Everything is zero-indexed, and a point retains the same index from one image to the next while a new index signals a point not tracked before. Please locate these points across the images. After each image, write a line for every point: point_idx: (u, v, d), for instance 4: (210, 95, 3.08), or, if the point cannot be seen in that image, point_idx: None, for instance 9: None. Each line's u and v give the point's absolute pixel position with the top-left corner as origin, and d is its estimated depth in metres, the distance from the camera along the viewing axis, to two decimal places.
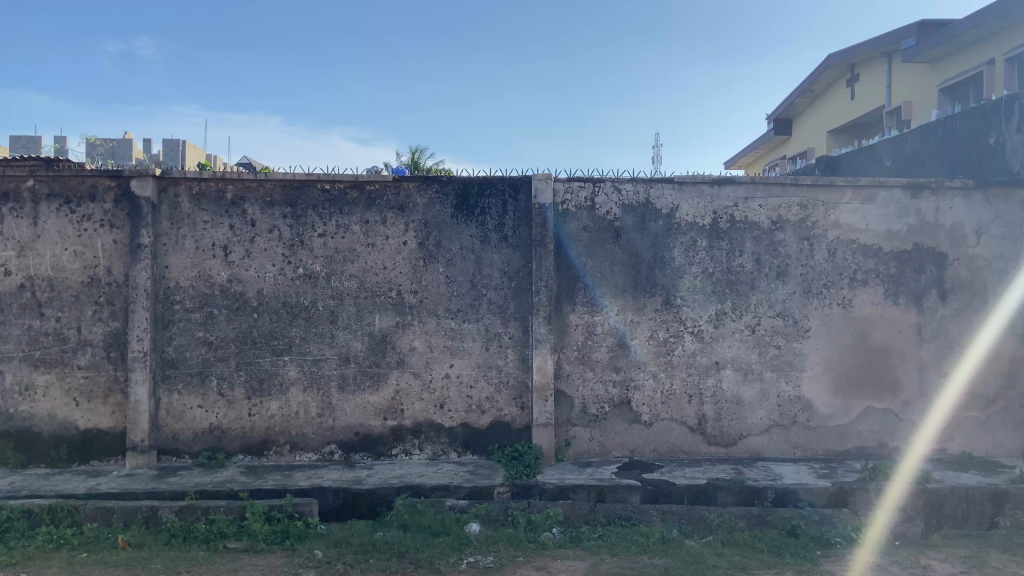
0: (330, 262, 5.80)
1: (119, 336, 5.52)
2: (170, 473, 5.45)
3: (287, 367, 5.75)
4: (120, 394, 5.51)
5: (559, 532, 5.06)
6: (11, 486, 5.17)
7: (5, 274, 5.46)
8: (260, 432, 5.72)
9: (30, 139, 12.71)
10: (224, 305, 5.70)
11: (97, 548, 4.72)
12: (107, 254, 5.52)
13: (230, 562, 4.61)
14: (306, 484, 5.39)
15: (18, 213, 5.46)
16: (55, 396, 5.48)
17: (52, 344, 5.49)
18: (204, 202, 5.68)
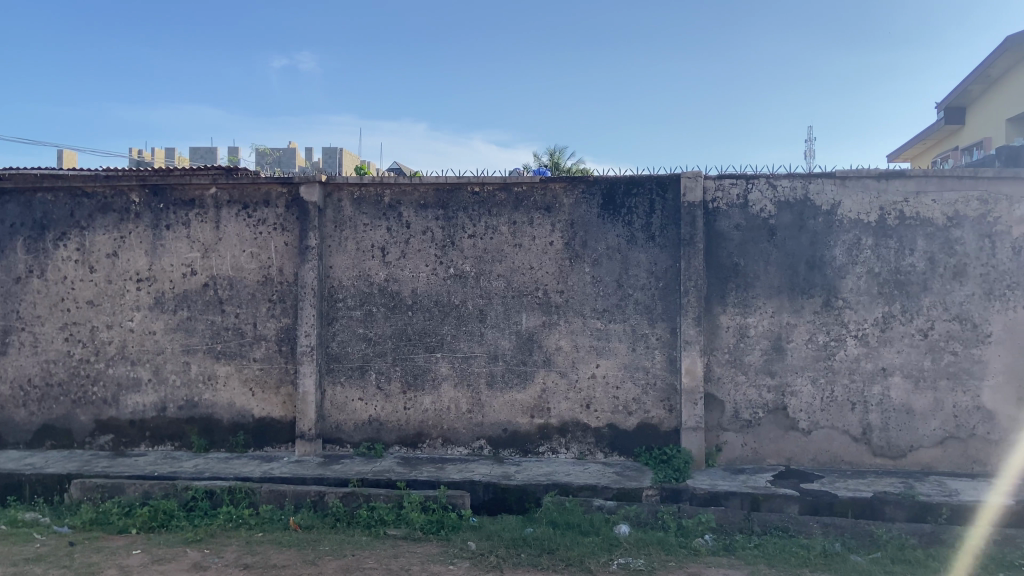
0: (479, 262, 5.96)
1: (289, 331, 5.93)
2: (334, 461, 5.80)
3: (439, 363, 5.96)
4: (290, 385, 5.91)
5: (712, 538, 4.94)
6: (196, 467, 5.66)
7: (191, 274, 5.94)
8: (415, 426, 5.96)
9: (208, 150, 13.94)
10: (382, 303, 5.99)
11: (271, 528, 5.11)
12: (279, 255, 5.95)
13: (390, 548, 4.85)
14: (458, 477, 5.55)
15: (203, 218, 5.94)
16: (234, 386, 5.92)
17: (231, 338, 5.93)
18: (364, 206, 6.01)
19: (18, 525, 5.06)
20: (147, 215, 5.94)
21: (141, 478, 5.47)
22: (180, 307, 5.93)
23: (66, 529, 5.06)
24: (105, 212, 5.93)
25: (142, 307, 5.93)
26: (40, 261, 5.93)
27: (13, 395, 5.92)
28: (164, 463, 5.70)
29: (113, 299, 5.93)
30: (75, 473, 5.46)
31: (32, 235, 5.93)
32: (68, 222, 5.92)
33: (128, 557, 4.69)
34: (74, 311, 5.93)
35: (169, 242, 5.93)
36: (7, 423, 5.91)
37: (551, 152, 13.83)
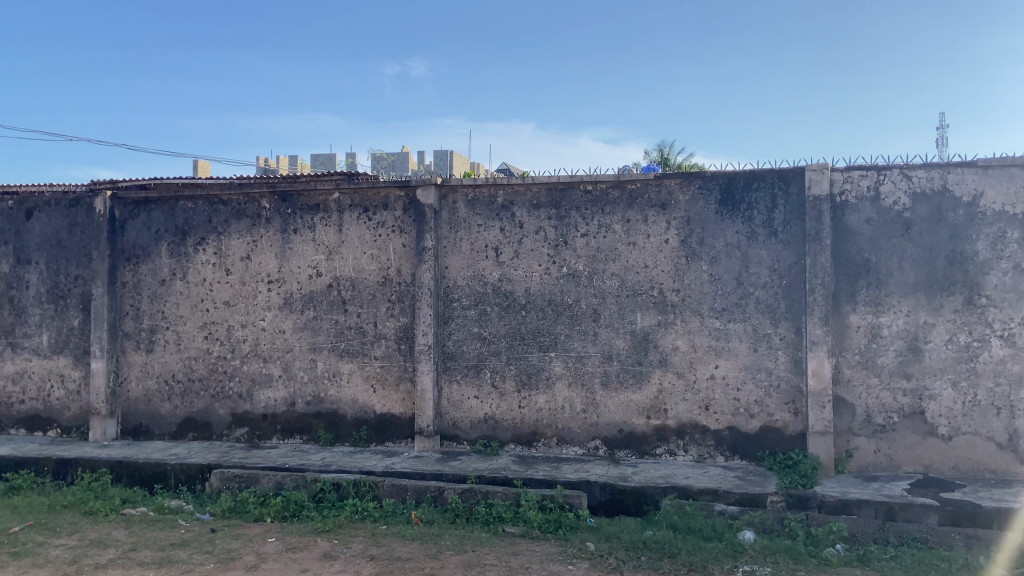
0: (593, 261, 5.92)
1: (408, 330, 6.10)
2: (452, 457, 5.91)
3: (553, 362, 5.96)
4: (409, 382, 6.08)
5: (844, 548, 4.68)
6: (323, 460, 5.90)
7: (316, 276, 6.21)
8: (530, 424, 5.99)
9: (327, 156, 14.55)
10: (496, 303, 6.05)
11: (395, 521, 5.27)
12: (398, 256, 6.12)
13: (509, 546, 4.89)
14: (574, 477, 5.53)
15: (327, 221, 6.20)
16: (356, 383, 6.14)
17: (353, 337, 6.15)
18: (478, 207, 6.09)
19: (166, 511, 5.43)
20: (276, 220, 6.25)
21: (273, 470, 5.75)
22: (306, 307, 6.21)
23: (207, 517, 5.39)
24: (239, 218, 6.28)
25: (272, 307, 6.25)
26: (182, 265, 6.34)
27: (159, 389, 6.34)
28: (294, 455, 5.98)
29: (246, 300, 6.27)
30: (215, 464, 5.80)
31: (175, 240, 6.35)
32: (206, 228, 6.31)
33: (264, 545, 4.95)
34: (212, 311, 6.31)
35: (296, 245, 6.23)
36: (154, 415, 6.35)
37: (660, 147, 13.54)
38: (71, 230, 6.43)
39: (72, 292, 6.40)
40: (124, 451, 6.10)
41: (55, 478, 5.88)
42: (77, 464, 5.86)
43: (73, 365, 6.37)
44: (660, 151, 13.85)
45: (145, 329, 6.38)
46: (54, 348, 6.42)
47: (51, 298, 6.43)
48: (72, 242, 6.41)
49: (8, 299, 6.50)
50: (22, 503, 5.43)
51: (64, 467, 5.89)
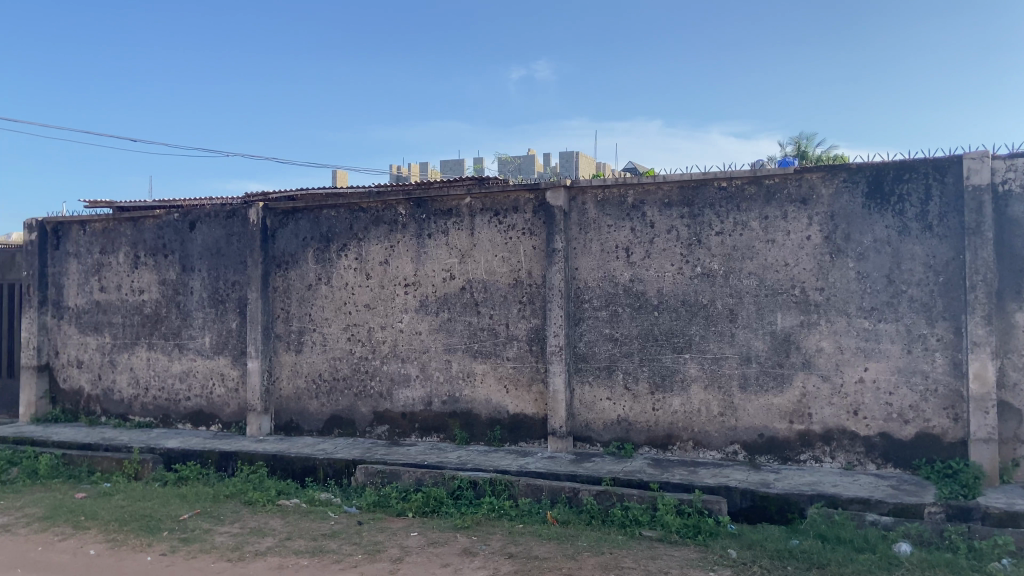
0: (728, 260, 5.76)
1: (539, 332, 6.15)
2: (585, 458, 5.92)
3: (688, 364, 5.84)
4: (541, 383, 6.13)
5: (1012, 563, 4.28)
6: (459, 458, 6.05)
7: (450, 279, 6.39)
8: (665, 427, 5.90)
9: (454, 163, 14.94)
10: (628, 304, 6.00)
11: (531, 521, 5.32)
12: (528, 258, 6.19)
13: (648, 550, 4.82)
14: (713, 481, 5.39)
15: (459, 226, 6.36)
16: (490, 383, 6.26)
17: (486, 338, 6.28)
18: (608, 208, 6.06)
19: (316, 503, 5.75)
20: (412, 225, 6.48)
21: (414, 466, 5.97)
22: (441, 309, 6.40)
23: (354, 510, 5.66)
24: (377, 224, 6.56)
25: (409, 310, 6.48)
26: (327, 270, 6.70)
27: (307, 387, 6.73)
28: (432, 453, 6.17)
29: (385, 303, 6.54)
30: (359, 460, 6.09)
31: (320, 247, 6.71)
32: (347, 234, 6.63)
33: (407, 539, 5.14)
34: (354, 314, 6.62)
35: (431, 249, 6.43)
36: (303, 412, 6.74)
37: (795, 140, 12.97)
38: (229, 240, 6.92)
39: (230, 297, 6.90)
40: (277, 446, 6.51)
41: (218, 469, 6.35)
42: (237, 457, 6.31)
43: (232, 365, 6.86)
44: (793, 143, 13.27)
45: (295, 331, 6.78)
46: (215, 349, 6.93)
47: (212, 303, 6.95)
48: (230, 250, 6.91)
49: (175, 304, 7.08)
50: (191, 492, 5.91)
51: (225, 460, 6.36)
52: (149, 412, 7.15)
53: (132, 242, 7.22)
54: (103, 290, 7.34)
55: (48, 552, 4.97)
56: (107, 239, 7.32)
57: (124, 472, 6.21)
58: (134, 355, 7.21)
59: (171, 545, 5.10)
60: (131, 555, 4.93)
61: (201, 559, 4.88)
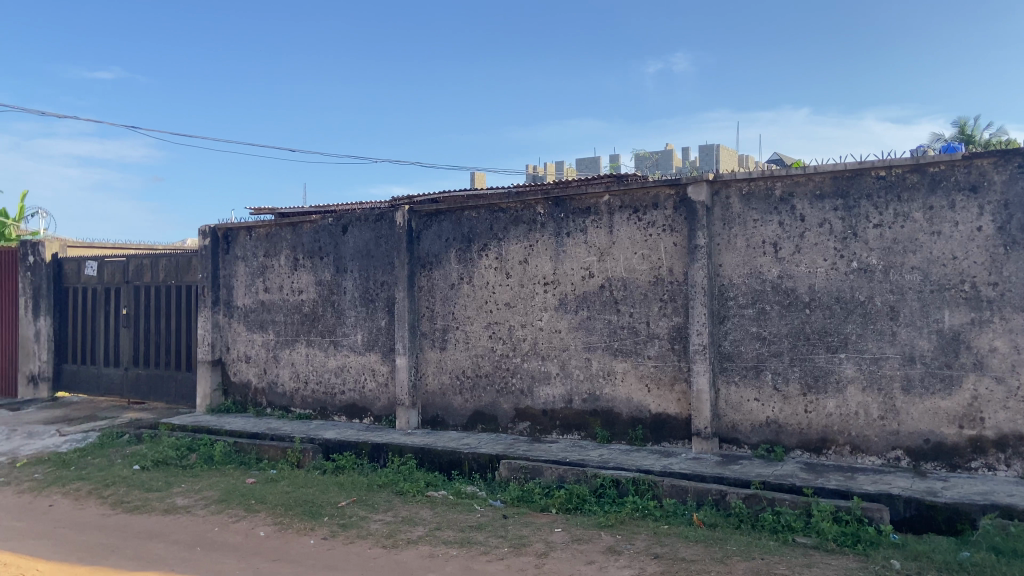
0: (888, 254, 5.42)
1: (682, 330, 6.03)
2: (732, 460, 5.75)
3: (844, 364, 5.55)
4: (684, 383, 6.02)
5: None
6: (601, 457, 6.05)
7: (589, 277, 6.39)
8: (818, 430, 5.63)
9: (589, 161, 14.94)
10: (776, 301, 5.77)
11: (677, 522, 5.23)
12: (669, 255, 6.09)
13: (802, 556, 4.60)
14: (872, 488, 5.09)
15: (598, 223, 6.35)
16: (631, 382, 6.22)
17: (627, 336, 6.24)
18: (754, 201, 5.85)
19: (462, 495, 5.93)
20: (551, 225, 6.54)
21: (556, 463, 6.03)
22: (581, 307, 6.42)
23: (499, 504, 5.79)
24: (517, 224, 6.67)
25: (549, 308, 6.54)
26: (469, 269, 6.89)
27: (451, 383, 6.95)
28: (573, 450, 6.21)
29: (526, 301, 6.64)
30: (503, 455, 6.22)
31: (462, 248, 6.92)
32: (488, 234, 6.79)
33: (551, 535, 5.20)
34: (495, 312, 6.77)
35: (570, 248, 6.46)
36: (448, 407, 6.97)
37: (963, 122, 11.96)
38: (377, 242, 7.27)
39: (380, 296, 7.25)
40: (425, 439, 6.77)
41: (371, 460, 6.69)
42: (388, 448, 6.63)
43: (382, 361, 7.21)
44: (956, 127, 12.25)
45: (439, 329, 7.02)
46: (366, 346, 7.31)
47: (363, 302, 7.33)
48: (379, 252, 7.25)
49: (330, 303, 7.52)
50: (347, 481, 6.26)
51: (378, 451, 6.69)
52: (309, 404, 7.64)
53: (292, 245, 7.74)
54: (266, 290, 7.92)
55: (224, 533, 5.43)
56: (270, 243, 7.89)
57: (288, 459, 6.67)
58: (294, 351, 7.73)
59: (332, 530, 5.43)
60: (296, 538, 5.30)
61: (358, 544, 5.16)
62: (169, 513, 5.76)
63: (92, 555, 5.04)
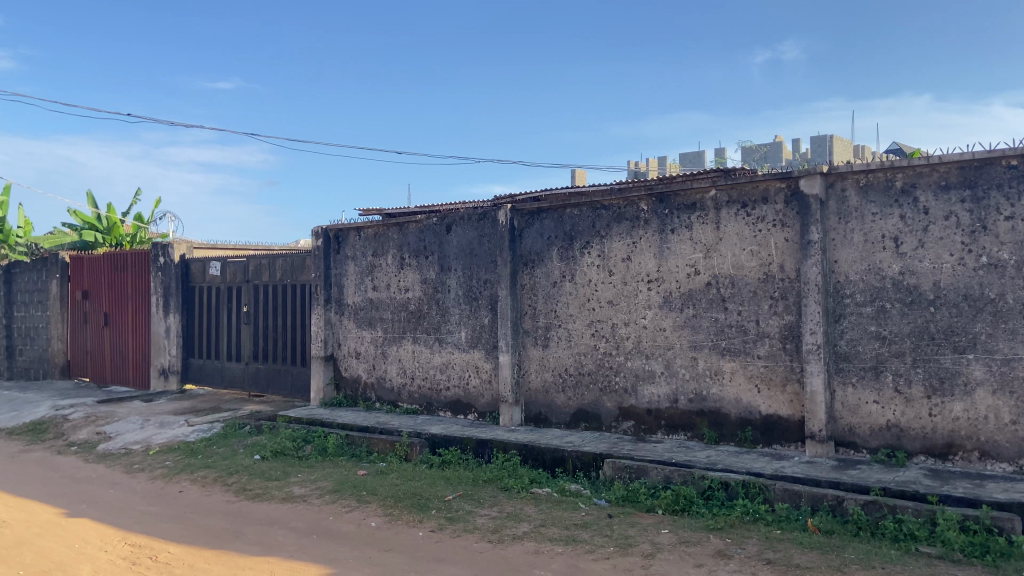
0: (1022, 248, 5.04)
1: (794, 329, 5.81)
2: (849, 465, 5.49)
3: (973, 365, 5.20)
4: (797, 383, 5.80)
5: None
6: (709, 458, 5.92)
7: (695, 274, 6.26)
8: (944, 435, 5.31)
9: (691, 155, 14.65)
10: (897, 298, 5.47)
11: (790, 527, 5.04)
12: (780, 251, 5.87)
13: (927, 567, 4.34)
14: (1005, 498, 4.75)
15: (704, 219, 6.21)
16: (740, 382, 6.05)
17: (735, 335, 6.07)
18: (872, 194, 5.57)
19: (567, 493, 5.93)
20: (654, 221, 6.44)
21: (662, 463, 5.94)
22: (686, 305, 6.29)
23: (604, 503, 5.76)
24: (619, 221, 6.61)
25: (653, 306, 6.45)
26: (571, 267, 6.88)
27: (554, 381, 6.97)
28: (680, 451, 6.10)
29: (629, 299, 6.57)
30: (607, 454, 6.19)
31: (564, 245, 6.91)
32: (590, 232, 6.76)
33: (658, 535, 5.12)
34: (598, 310, 6.73)
35: (675, 245, 6.34)
36: (552, 405, 6.99)
37: None
38: (480, 240, 7.37)
39: (483, 294, 7.35)
40: (528, 436, 6.82)
41: (476, 455, 6.80)
42: (492, 445, 6.72)
43: (486, 358, 7.31)
44: None
45: (541, 327, 7.06)
46: (470, 343, 7.43)
47: (467, 300, 7.45)
48: (482, 251, 7.35)
49: (435, 301, 7.68)
50: (453, 475, 6.39)
51: (482, 447, 6.80)
52: (415, 400, 7.84)
53: (399, 245, 7.96)
54: (375, 288, 8.18)
55: (338, 522, 5.65)
56: (378, 243, 8.14)
57: (396, 453, 6.87)
58: (402, 348, 7.95)
59: (439, 523, 5.55)
60: (405, 529, 5.45)
61: (465, 538, 5.26)
62: (287, 502, 6.04)
63: (218, 539, 5.36)
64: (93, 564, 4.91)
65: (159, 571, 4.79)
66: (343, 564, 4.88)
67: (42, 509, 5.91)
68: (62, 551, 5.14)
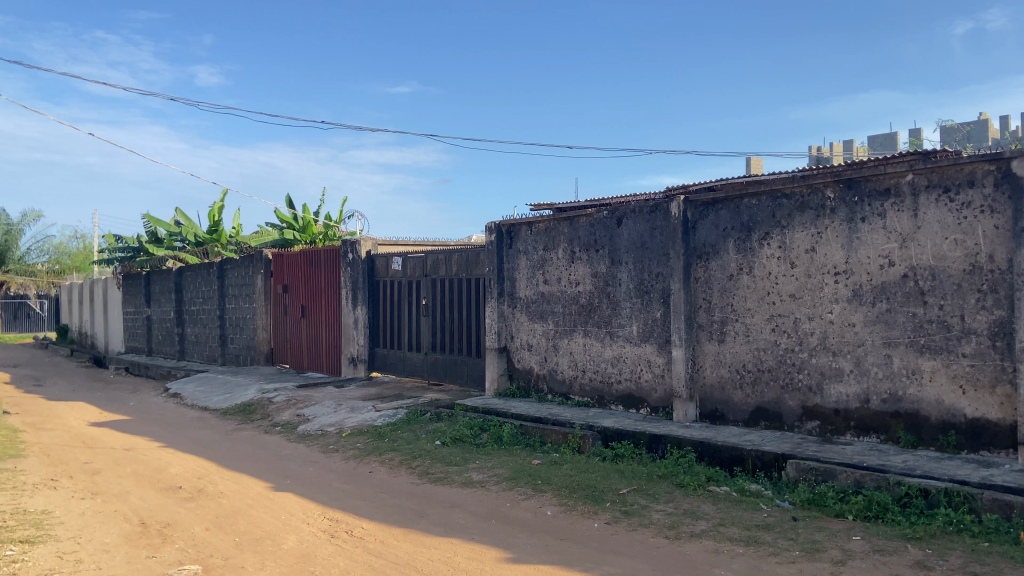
0: None
1: (1005, 325, 5.27)
2: None
3: None
4: (1009, 385, 5.25)
5: None
6: (905, 463, 5.50)
7: (889, 265, 5.84)
8: None
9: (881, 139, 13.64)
10: None
11: (1000, 540, 4.57)
12: (989, 239, 5.33)
13: None
14: None
15: (900, 207, 5.76)
16: (941, 382, 5.57)
17: (936, 332, 5.60)
18: None
19: (747, 493, 5.75)
20: (842, 210, 6.07)
21: (851, 466, 5.60)
22: (879, 299, 5.88)
23: (787, 505, 5.52)
24: (802, 210, 6.29)
25: (841, 300, 6.09)
26: (749, 259, 6.64)
27: (732, 377, 6.77)
28: (872, 454, 5.72)
29: (814, 292, 6.24)
30: (789, 454, 5.94)
31: (742, 237, 6.69)
32: (770, 222, 6.49)
33: (849, 541, 4.82)
34: (778, 304, 6.45)
35: (865, 235, 5.95)
36: (729, 402, 6.80)
37: None
38: (652, 233, 7.30)
39: (655, 288, 7.26)
40: (704, 433, 6.68)
41: (650, 450, 6.76)
42: (666, 440, 6.64)
43: (658, 352, 7.23)
44: None
45: (717, 321, 6.87)
46: (642, 337, 7.38)
47: (639, 293, 7.40)
48: (654, 243, 7.27)
49: (606, 295, 7.69)
50: (628, 469, 6.38)
51: (656, 442, 6.74)
52: (587, 392, 7.90)
53: (569, 239, 8.05)
54: (546, 282, 8.32)
55: (515, 509, 5.81)
56: (549, 237, 8.27)
57: (570, 445, 6.97)
58: (573, 341, 8.03)
59: (615, 515, 5.56)
60: (581, 520, 5.51)
61: (642, 532, 5.23)
62: (467, 487, 6.30)
63: (405, 519, 5.68)
64: (298, 535, 5.37)
65: (355, 545, 5.16)
66: (522, 550, 5.00)
67: (253, 483, 6.55)
68: (271, 521, 5.66)
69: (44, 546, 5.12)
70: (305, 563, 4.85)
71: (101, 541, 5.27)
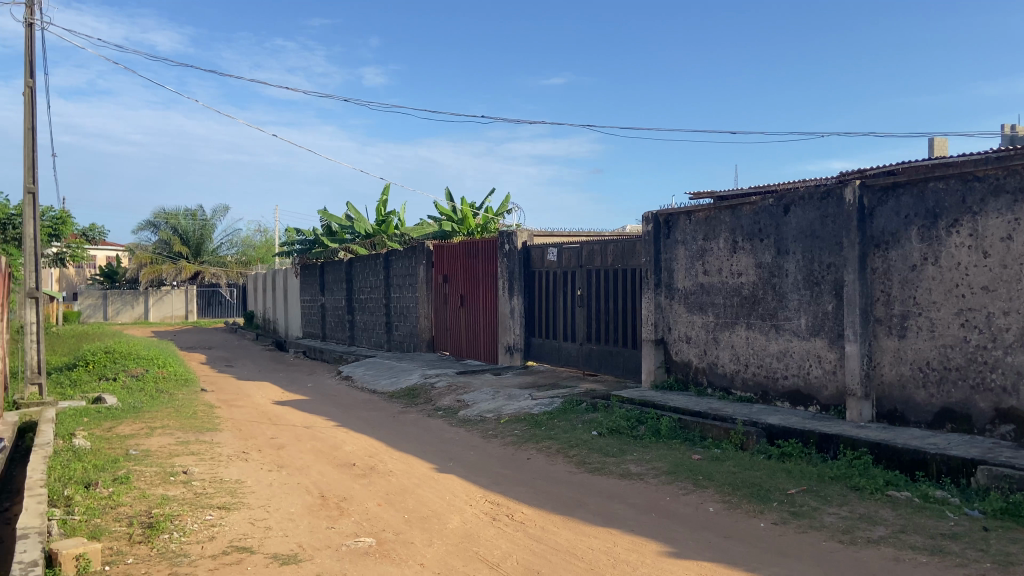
0: None
1: None
2: None
3: None
4: None
5: None
6: None
7: None
8: None
9: None
10: None
11: None
12: None
13: None
14: None
15: None
16: None
17: None
18: None
19: (930, 499, 5.33)
20: None
21: None
22: None
23: (977, 514, 5.05)
24: (997, 194, 5.72)
25: None
26: (934, 249, 6.15)
27: (914, 375, 6.30)
28: None
29: (1010, 284, 5.66)
30: (979, 459, 5.44)
31: (926, 224, 6.20)
32: (960, 209, 5.96)
33: None
34: (968, 297, 5.93)
35: None
36: (910, 402, 6.34)
37: None
38: (823, 221, 6.93)
39: (826, 279, 6.90)
40: (882, 434, 6.28)
41: (820, 450, 6.44)
42: (839, 440, 6.31)
43: (829, 347, 6.86)
44: None
45: (897, 315, 6.43)
46: (811, 331, 7.04)
47: (808, 285, 7.06)
48: (825, 232, 6.90)
49: (772, 286, 7.40)
50: (796, 468, 6.11)
51: (827, 442, 6.42)
52: (750, 387, 7.65)
53: (731, 228, 7.81)
54: (706, 273, 8.12)
55: (675, 503, 5.72)
56: (710, 227, 8.06)
57: (732, 441, 6.79)
58: (735, 334, 7.80)
59: (782, 516, 5.34)
60: (745, 518, 5.34)
61: (812, 535, 4.99)
62: (625, 478, 6.27)
63: (563, 507, 5.74)
64: (462, 515, 5.57)
65: (516, 529, 5.28)
66: (684, 545, 4.92)
67: (419, 463, 6.86)
68: (436, 501, 5.91)
69: (238, 512, 5.63)
70: (469, 542, 5.02)
71: (286, 510, 5.72)
